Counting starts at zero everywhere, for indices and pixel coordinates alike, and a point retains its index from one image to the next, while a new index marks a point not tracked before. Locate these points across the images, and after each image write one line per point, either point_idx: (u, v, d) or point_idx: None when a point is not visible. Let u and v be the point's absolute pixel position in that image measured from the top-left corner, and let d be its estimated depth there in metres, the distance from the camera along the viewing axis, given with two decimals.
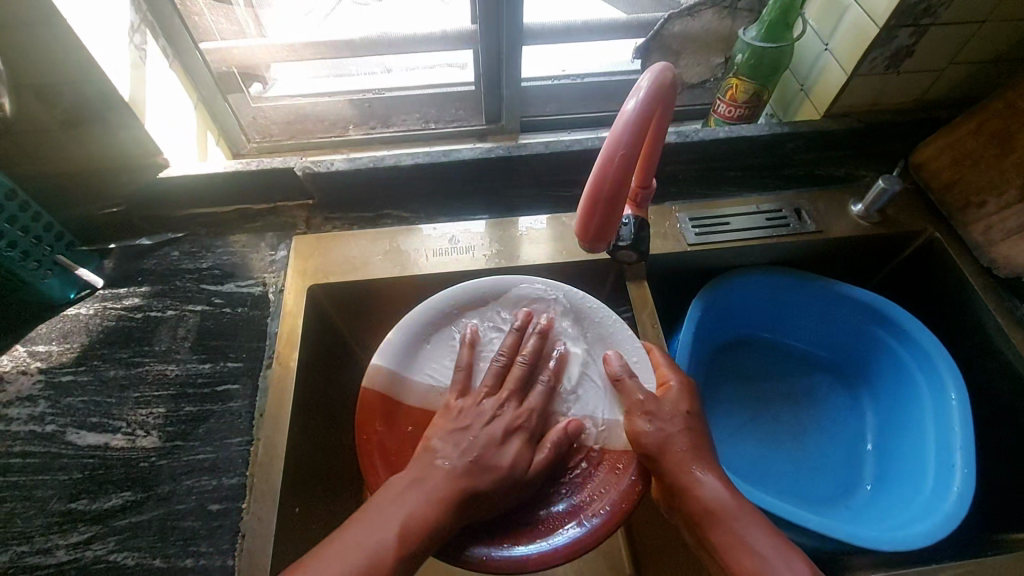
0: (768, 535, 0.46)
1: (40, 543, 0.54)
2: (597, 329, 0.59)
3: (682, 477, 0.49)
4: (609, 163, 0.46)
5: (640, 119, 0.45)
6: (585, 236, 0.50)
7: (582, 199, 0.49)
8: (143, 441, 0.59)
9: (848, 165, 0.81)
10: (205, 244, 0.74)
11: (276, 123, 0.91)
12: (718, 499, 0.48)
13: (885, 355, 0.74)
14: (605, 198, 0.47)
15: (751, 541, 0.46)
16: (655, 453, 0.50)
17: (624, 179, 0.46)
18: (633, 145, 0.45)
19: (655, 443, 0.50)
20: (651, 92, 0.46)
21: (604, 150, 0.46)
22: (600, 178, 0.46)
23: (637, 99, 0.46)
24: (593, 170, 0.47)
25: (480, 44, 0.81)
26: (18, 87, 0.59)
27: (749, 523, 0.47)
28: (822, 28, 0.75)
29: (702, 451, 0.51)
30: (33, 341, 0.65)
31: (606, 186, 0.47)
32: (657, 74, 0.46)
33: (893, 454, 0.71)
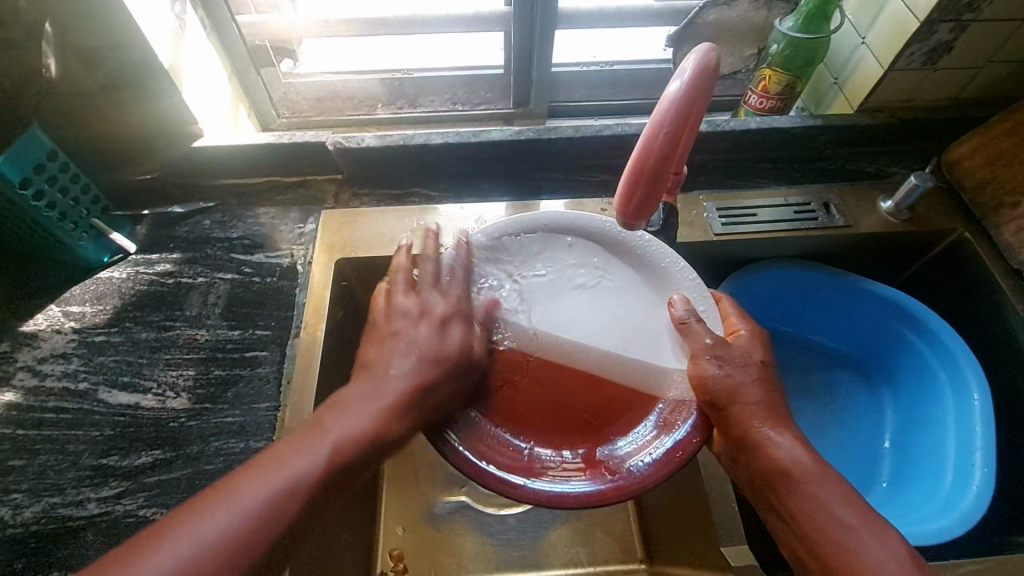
0: (842, 499, 0.45)
1: (73, 495, 0.56)
2: (662, 275, 0.57)
3: (754, 433, 0.48)
4: (654, 139, 0.46)
5: (683, 101, 0.45)
6: (625, 211, 0.50)
7: (623, 173, 0.48)
8: (173, 402, 0.61)
9: (878, 162, 0.81)
10: (235, 214, 0.75)
11: (306, 100, 0.92)
12: (791, 458, 0.47)
13: (908, 354, 0.74)
14: (647, 178, 0.47)
15: (833, 509, 0.45)
16: (724, 400, 0.49)
17: (666, 159, 0.46)
18: (677, 124, 0.45)
19: (723, 388, 0.50)
20: (696, 73, 0.46)
21: (647, 130, 0.46)
22: (641, 158, 0.46)
23: (680, 81, 0.46)
24: (637, 146, 0.47)
25: (512, 26, 0.82)
26: (63, 50, 0.60)
27: (828, 487, 0.46)
28: (860, 21, 0.74)
29: (773, 407, 0.50)
30: (67, 302, 0.67)
31: (651, 161, 0.46)
32: (701, 56, 0.46)
33: (912, 450, 0.71)
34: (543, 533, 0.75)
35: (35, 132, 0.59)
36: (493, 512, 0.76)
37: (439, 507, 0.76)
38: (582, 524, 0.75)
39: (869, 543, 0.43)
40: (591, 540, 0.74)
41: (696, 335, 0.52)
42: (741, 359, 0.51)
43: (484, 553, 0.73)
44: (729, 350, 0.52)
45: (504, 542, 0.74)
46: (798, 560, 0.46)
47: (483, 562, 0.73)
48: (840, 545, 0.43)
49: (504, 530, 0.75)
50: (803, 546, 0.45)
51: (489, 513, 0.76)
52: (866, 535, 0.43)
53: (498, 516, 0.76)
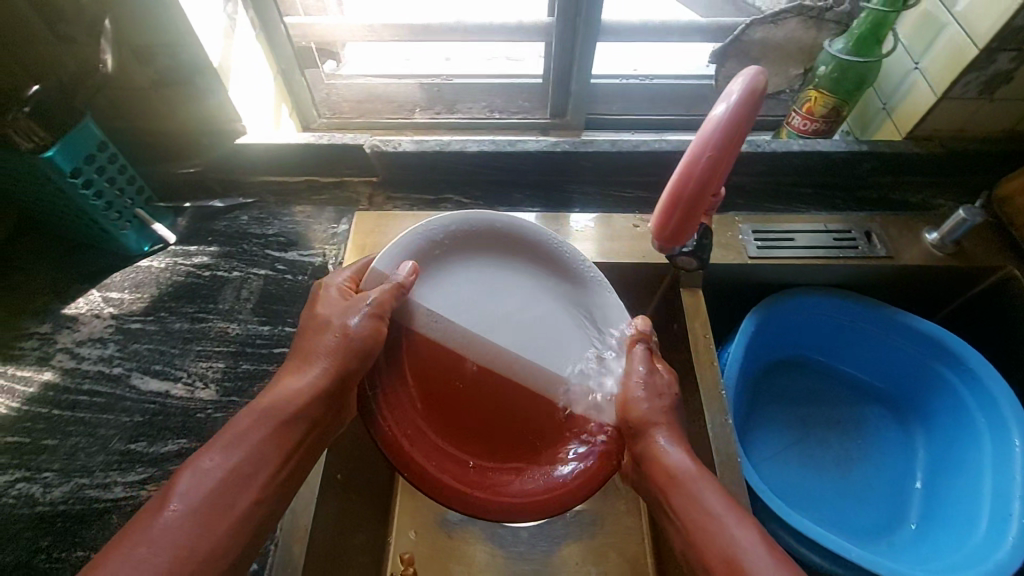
0: (723, 505, 0.45)
1: (101, 477, 0.57)
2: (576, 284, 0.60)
3: (647, 440, 0.49)
4: (694, 165, 0.46)
5: (728, 126, 0.44)
6: (662, 231, 0.51)
7: (662, 197, 0.50)
8: (201, 393, 0.62)
9: (925, 192, 0.78)
10: (272, 211, 0.77)
11: (347, 101, 0.93)
12: (678, 462, 0.48)
13: (947, 393, 0.71)
14: (687, 201, 0.48)
15: (711, 509, 0.45)
16: (630, 416, 0.50)
17: (707, 183, 0.47)
18: (721, 150, 0.45)
19: (637, 405, 0.51)
20: (744, 96, 0.45)
21: (690, 153, 0.47)
22: (682, 180, 0.47)
23: (726, 105, 0.44)
24: (677, 170, 0.48)
25: (554, 38, 0.81)
26: (120, 46, 0.62)
27: (710, 489, 0.46)
28: (914, 45, 0.72)
29: (675, 426, 0.50)
30: (107, 288, 0.69)
31: (689, 187, 0.47)
32: (751, 78, 0.45)
33: (944, 493, 0.68)
34: (555, 549, 0.74)
35: (88, 123, 0.60)
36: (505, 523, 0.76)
37: (452, 514, 0.76)
38: (596, 543, 0.74)
39: (736, 534, 0.43)
40: (603, 560, 0.73)
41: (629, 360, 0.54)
42: (659, 377, 0.53)
43: (495, 564, 0.73)
44: (652, 369, 0.53)
45: (515, 555, 0.74)
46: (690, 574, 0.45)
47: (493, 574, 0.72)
48: (716, 545, 0.43)
49: (515, 542, 0.75)
50: (691, 554, 0.45)
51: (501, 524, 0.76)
52: (743, 536, 0.43)
53: (510, 527, 0.76)
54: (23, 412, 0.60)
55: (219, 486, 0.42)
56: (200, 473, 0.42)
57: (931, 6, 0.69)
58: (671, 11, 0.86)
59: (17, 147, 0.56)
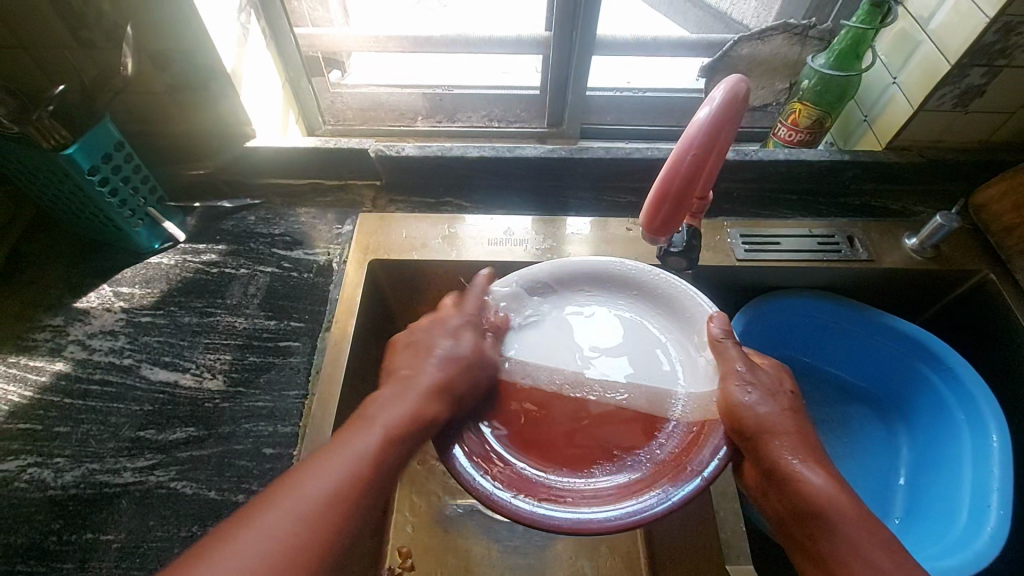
0: (881, 543, 0.43)
1: (110, 463, 0.59)
2: (649, 293, 0.63)
3: (783, 467, 0.47)
4: (682, 161, 0.48)
5: (712, 126, 0.47)
6: (651, 226, 0.53)
7: (651, 192, 0.51)
8: (209, 383, 0.64)
9: (905, 200, 0.82)
10: (279, 212, 0.80)
11: (351, 109, 0.96)
12: (824, 496, 0.45)
13: (927, 392, 0.73)
14: (672, 197, 0.50)
15: (866, 556, 0.42)
16: (751, 427, 0.49)
17: (693, 178, 0.49)
18: (706, 148, 0.48)
19: (753, 418, 0.49)
20: (726, 100, 0.48)
21: (677, 151, 0.49)
22: (669, 177, 0.50)
23: (709, 108, 0.48)
24: (664, 167, 0.50)
25: (551, 50, 0.85)
26: (141, 53, 0.66)
27: (864, 529, 0.43)
28: (892, 60, 0.76)
29: (806, 441, 0.48)
30: (118, 283, 0.72)
31: (677, 182, 0.49)
32: (732, 85, 0.48)
33: (925, 489, 0.71)
34: (549, 543, 0.76)
35: (106, 123, 0.63)
36: (500, 518, 0.78)
37: (448, 509, 0.78)
38: (589, 539, 0.76)
39: None
40: (595, 555, 0.75)
41: (726, 359, 0.54)
42: (769, 385, 0.52)
43: (490, 558, 0.75)
44: (762, 377, 0.52)
45: (510, 549, 0.75)
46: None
47: (488, 567, 0.74)
48: None
49: (510, 537, 0.76)
50: None
51: (496, 519, 0.78)
52: None
53: (505, 522, 0.78)
54: (35, 400, 0.63)
55: (346, 477, 0.42)
56: (317, 477, 0.41)
57: (907, 24, 0.73)
58: (663, 27, 0.91)
59: (41, 146, 0.59)
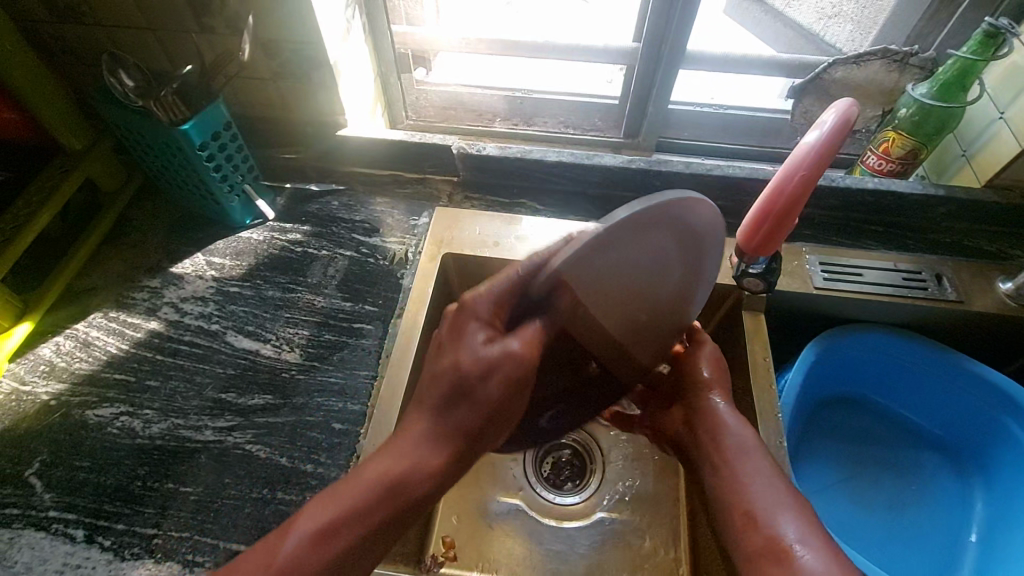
0: (763, 473, 0.55)
1: (193, 420, 0.63)
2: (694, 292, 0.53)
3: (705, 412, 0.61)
4: (783, 188, 0.49)
5: (818, 153, 0.46)
6: (754, 242, 0.55)
7: (752, 212, 0.53)
8: (287, 355, 0.68)
9: (1001, 242, 0.78)
10: (360, 200, 0.83)
11: (433, 106, 0.99)
12: (729, 435, 0.58)
13: (1009, 445, 0.69)
14: (771, 220, 0.52)
15: (747, 478, 0.55)
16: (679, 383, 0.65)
17: (797, 198, 0.49)
18: (811, 176, 0.47)
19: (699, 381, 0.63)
20: (838, 124, 0.46)
21: (781, 176, 0.49)
22: (770, 201, 0.51)
23: (817, 133, 0.46)
24: (768, 188, 0.51)
25: (637, 61, 0.85)
26: (256, 40, 0.70)
27: (754, 465, 0.56)
28: (999, 96, 0.73)
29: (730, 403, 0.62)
30: (211, 253, 0.76)
31: (776, 208, 0.51)
32: (845, 108, 0.46)
33: (999, 547, 0.67)
34: (592, 552, 0.75)
35: (219, 104, 0.67)
36: (545, 522, 0.78)
37: (494, 506, 0.78)
38: (633, 553, 0.75)
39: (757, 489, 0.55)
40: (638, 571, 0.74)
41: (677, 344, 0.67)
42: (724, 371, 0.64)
43: (532, 559, 0.75)
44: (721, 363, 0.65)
45: (552, 553, 0.75)
46: (714, 508, 0.56)
47: (530, 567, 0.74)
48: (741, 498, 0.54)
49: (554, 541, 0.76)
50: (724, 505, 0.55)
51: (541, 521, 0.78)
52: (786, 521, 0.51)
53: (550, 526, 0.78)
54: (130, 353, 0.68)
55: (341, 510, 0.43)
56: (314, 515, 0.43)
57: (1020, 58, 0.70)
58: (753, 45, 0.89)
59: (161, 120, 0.64)
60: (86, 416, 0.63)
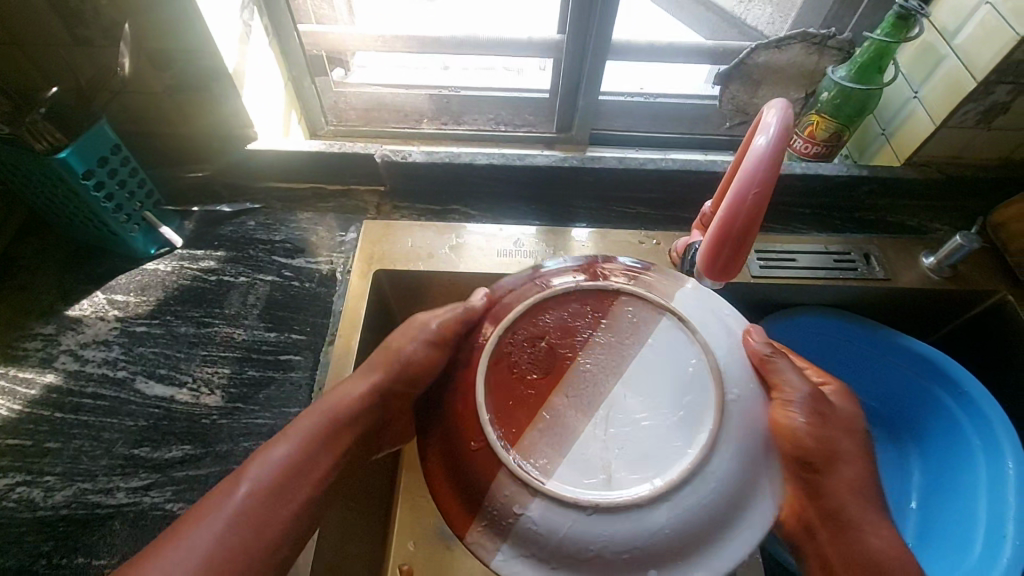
0: None
1: (103, 482, 0.57)
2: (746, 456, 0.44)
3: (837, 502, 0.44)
4: (744, 198, 0.46)
5: (772, 155, 0.46)
6: (711, 266, 0.51)
7: (710, 231, 0.49)
8: (206, 398, 0.62)
9: (922, 216, 0.80)
10: (280, 217, 0.77)
11: (354, 109, 0.93)
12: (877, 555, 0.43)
13: (940, 414, 0.72)
14: (735, 236, 0.48)
15: None
16: (824, 454, 0.44)
17: (753, 217, 0.47)
18: (768, 181, 0.46)
19: (820, 450, 0.44)
20: (779, 129, 0.46)
21: (736, 190, 0.46)
22: (730, 218, 0.47)
23: (766, 137, 0.46)
24: (723, 204, 0.48)
25: (563, 54, 0.83)
26: (139, 51, 0.63)
27: None
28: (914, 75, 0.74)
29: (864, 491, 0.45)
30: (112, 290, 0.69)
31: (739, 220, 0.47)
32: (782, 113, 0.47)
33: (938, 514, 0.70)
34: None
35: (101, 124, 0.60)
36: None
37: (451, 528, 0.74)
38: None
39: None
40: None
41: (788, 377, 0.46)
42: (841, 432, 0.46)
43: None
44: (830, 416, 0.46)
45: None
46: None
47: None
48: None
49: None
50: None
51: None
52: None
53: None
54: (23, 414, 0.60)
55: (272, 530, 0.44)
56: None
57: (930, 37, 0.72)
58: (677, 33, 0.88)
59: (31, 148, 0.56)
60: None
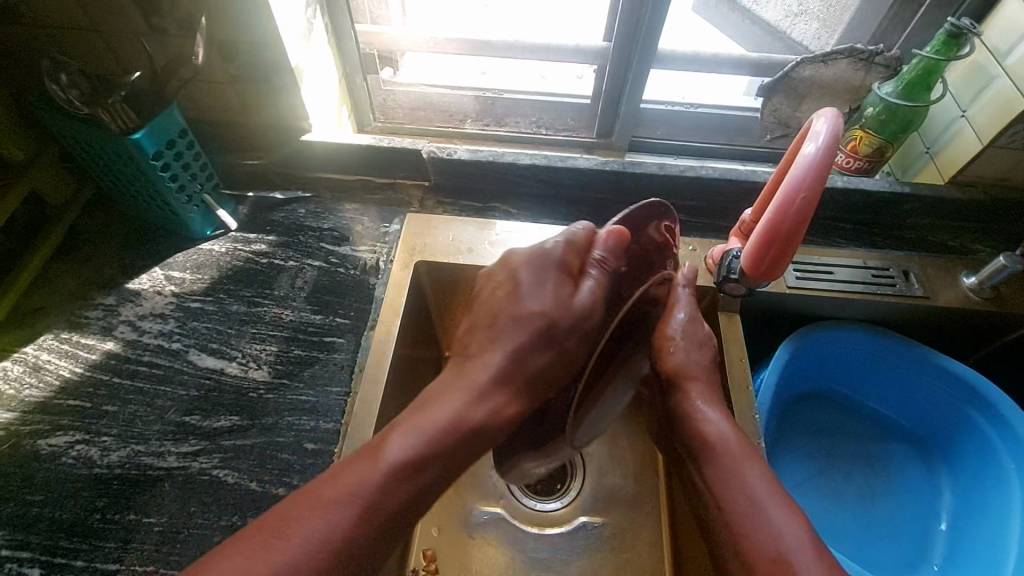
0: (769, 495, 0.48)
1: (155, 445, 0.60)
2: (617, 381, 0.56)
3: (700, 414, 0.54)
4: (792, 203, 0.47)
5: (821, 162, 0.47)
6: (755, 269, 0.52)
7: (756, 235, 0.50)
8: (254, 373, 0.65)
9: (964, 237, 0.80)
10: (328, 207, 0.80)
11: (401, 107, 0.96)
12: (731, 448, 0.51)
13: (974, 434, 0.71)
14: (781, 239, 0.49)
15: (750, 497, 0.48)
16: (675, 376, 0.55)
17: (799, 222, 0.48)
18: (817, 187, 0.47)
19: (683, 368, 0.55)
20: (829, 136, 0.47)
21: (784, 194, 0.48)
22: (777, 221, 0.48)
23: (816, 144, 0.47)
24: (770, 208, 0.49)
25: (609, 61, 0.84)
26: (211, 42, 0.67)
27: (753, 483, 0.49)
28: (962, 94, 0.74)
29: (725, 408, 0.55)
30: (170, 267, 0.73)
31: (786, 224, 0.48)
32: (832, 121, 0.48)
33: (969, 536, 0.68)
34: (575, 558, 0.73)
35: (171, 109, 0.64)
36: (529, 530, 0.75)
37: (476, 516, 0.76)
38: (616, 557, 0.73)
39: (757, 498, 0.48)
40: None
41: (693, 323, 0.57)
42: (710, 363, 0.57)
43: (514, 569, 0.72)
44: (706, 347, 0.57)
45: (536, 561, 0.73)
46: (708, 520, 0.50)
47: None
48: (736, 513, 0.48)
49: (536, 549, 0.74)
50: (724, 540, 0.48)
51: (524, 530, 0.75)
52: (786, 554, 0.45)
53: (533, 534, 0.75)
54: (85, 377, 0.64)
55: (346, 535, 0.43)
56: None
57: (981, 56, 0.71)
58: (722, 45, 0.90)
59: (109, 128, 0.60)
60: (38, 447, 0.60)
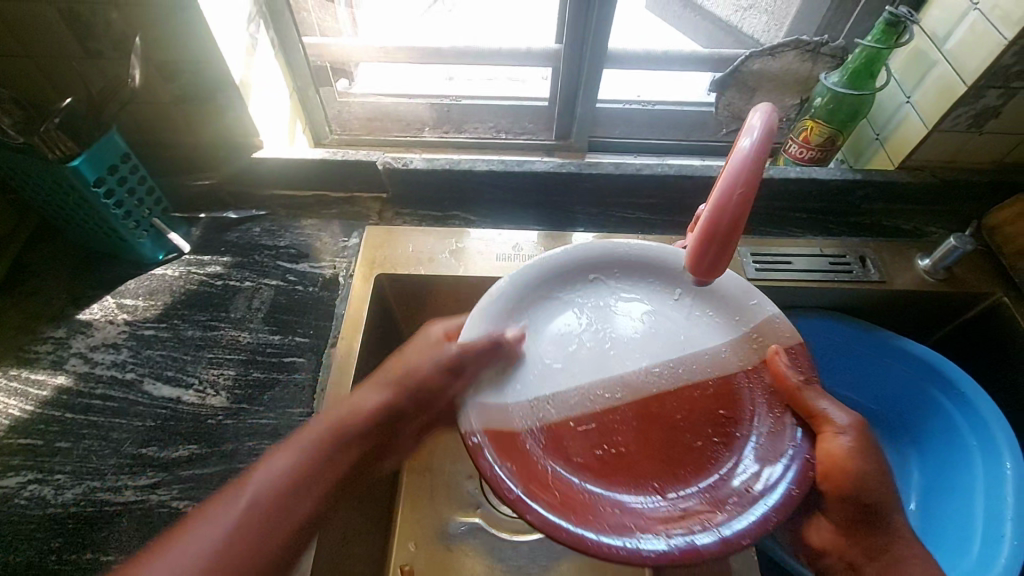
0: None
1: (112, 480, 0.58)
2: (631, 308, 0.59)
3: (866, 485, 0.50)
4: (729, 199, 0.47)
5: (756, 157, 0.47)
6: (698, 265, 0.52)
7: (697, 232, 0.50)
8: (211, 400, 0.63)
9: (917, 220, 0.81)
10: (283, 224, 0.79)
11: (358, 118, 0.95)
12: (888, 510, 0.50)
13: (937, 414, 0.72)
14: (720, 236, 0.49)
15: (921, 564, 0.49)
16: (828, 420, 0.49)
17: (737, 218, 0.48)
18: (753, 183, 0.47)
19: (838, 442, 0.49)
20: (764, 131, 0.47)
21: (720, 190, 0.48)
22: (716, 219, 0.48)
23: (750, 139, 0.47)
24: (708, 205, 0.49)
25: (562, 64, 0.84)
26: (150, 63, 0.65)
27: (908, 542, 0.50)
28: (906, 80, 0.75)
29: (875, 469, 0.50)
30: (122, 295, 0.71)
31: (724, 220, 0.48)
32: (766, 115, 0.48)
33: (937, 515, 0.70)
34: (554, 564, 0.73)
35: (111, 133, 0.62)
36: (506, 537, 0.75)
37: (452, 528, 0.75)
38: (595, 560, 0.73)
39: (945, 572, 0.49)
40: None
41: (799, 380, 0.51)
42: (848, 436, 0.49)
43: None
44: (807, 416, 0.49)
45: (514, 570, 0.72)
46: None
47: None
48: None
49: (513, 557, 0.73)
50: None
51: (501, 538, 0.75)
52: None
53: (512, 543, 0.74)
54: (36, 415, 0.62)
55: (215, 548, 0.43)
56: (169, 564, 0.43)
57: (920, 43, 0.73)
58: (673, 41, 0.90)
59: (46, 158, 0.59)
60: None
